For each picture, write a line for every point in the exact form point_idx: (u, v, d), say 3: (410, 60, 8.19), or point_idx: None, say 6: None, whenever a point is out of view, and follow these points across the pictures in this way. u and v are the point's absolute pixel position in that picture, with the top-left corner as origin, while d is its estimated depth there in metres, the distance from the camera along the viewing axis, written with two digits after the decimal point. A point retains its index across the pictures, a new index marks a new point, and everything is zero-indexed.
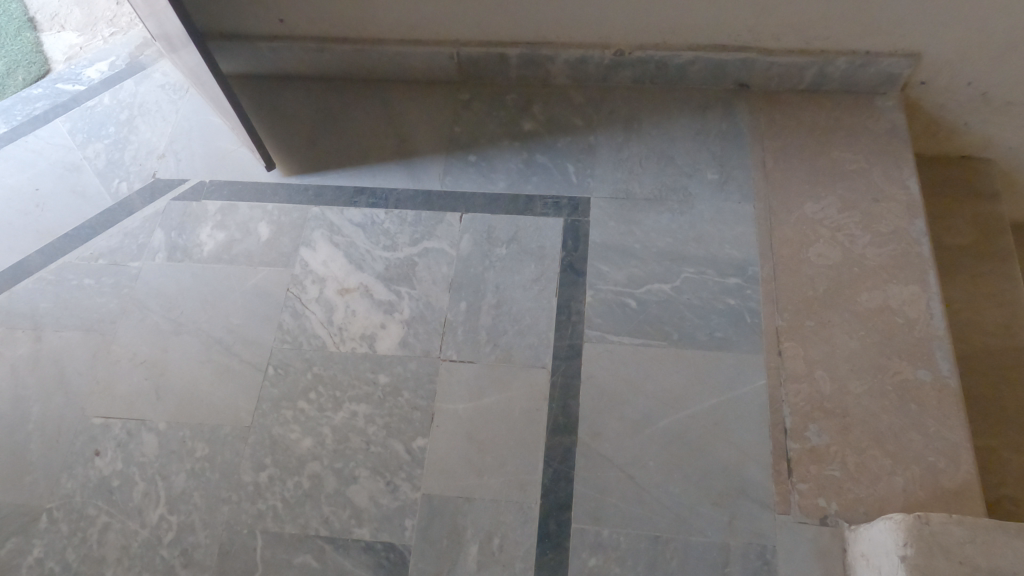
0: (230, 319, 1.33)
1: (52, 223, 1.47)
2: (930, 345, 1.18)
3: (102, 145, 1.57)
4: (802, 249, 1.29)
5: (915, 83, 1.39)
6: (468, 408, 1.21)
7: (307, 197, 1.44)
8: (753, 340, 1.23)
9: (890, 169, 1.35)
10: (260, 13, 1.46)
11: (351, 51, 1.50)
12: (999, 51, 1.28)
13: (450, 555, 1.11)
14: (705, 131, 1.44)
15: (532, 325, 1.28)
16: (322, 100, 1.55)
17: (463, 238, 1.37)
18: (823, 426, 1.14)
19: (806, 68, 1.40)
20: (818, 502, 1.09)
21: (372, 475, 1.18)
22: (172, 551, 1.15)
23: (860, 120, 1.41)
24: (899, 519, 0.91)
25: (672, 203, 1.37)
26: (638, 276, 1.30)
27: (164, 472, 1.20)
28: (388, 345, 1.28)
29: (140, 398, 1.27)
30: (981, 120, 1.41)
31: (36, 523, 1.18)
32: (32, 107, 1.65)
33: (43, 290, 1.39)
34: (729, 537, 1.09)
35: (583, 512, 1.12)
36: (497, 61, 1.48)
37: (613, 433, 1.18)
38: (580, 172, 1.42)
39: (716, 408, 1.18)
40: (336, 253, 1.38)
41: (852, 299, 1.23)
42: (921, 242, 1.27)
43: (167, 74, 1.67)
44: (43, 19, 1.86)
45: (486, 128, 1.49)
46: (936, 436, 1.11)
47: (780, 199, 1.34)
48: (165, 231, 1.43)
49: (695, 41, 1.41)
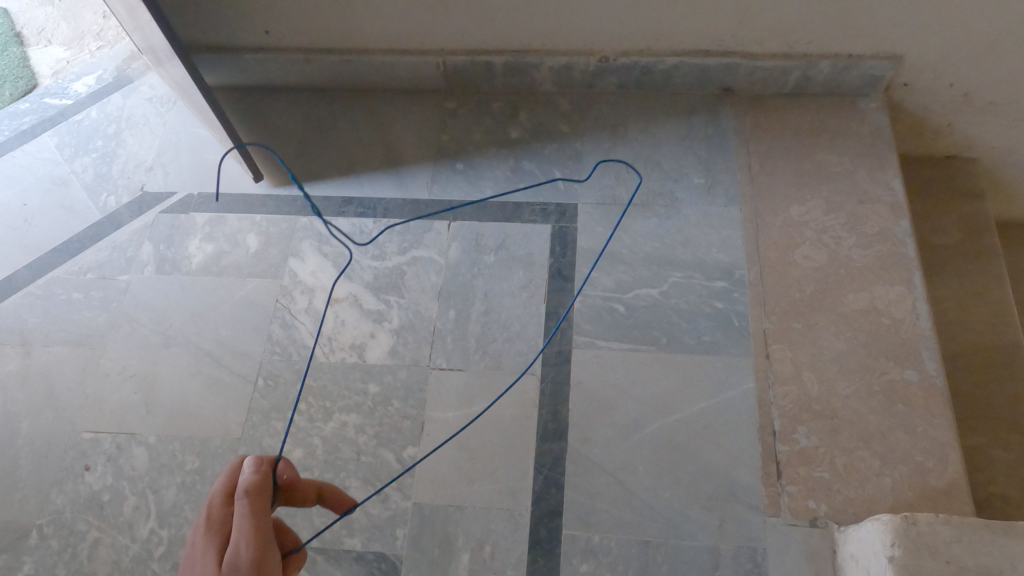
0: (219, 329, 1.33)
1: (40, 237, 1.47)
2: (916, 346, 1.19)
3: (89, 159, 1.57)
4: (788, 251, 1.30)
5: (897, 85, 1.40)
6: (458, 416, 1.21)
7: (296, 207, 1.45)
8: (741, 344, 1.23)
9: (875, 170, 1.36)
10: (246, 26, 1.46)
11: (337, 61, 1.51)
12: (981, 51, 1.28)
13: (441, 564, 1.11)
14: (690, 135, 1.45)
15: (520, 331, 1.28)
16: (309, 110, 1.56)
17: (451, 246, 1.37)
18: (811, 427, 1.14)
19: (789, 71, 1.41)
20: (808, 504, 1.09)
21: (363, 485, 1.18)
22: (163, 565, 1.14)
23: (844, 122, 1.42)
24: (886, 519, 0.92)
25: (658, 208, 1.38)
26: (625, 281, 1.31)
27: (155, 486, 1.20)
28: (378, 355, 1.28)
29: (130, 412, 1.27)
30: (964, 120, 1.42)
31: (26, 540, 1.18)
32: (19, 122, 1.65)
33: (31, 306, 1.39)
34: (719, 541, 1.09)
35: (574, 518, 1.13)
36: (482, 69, 1.49)
37: (603, 438, 1.18)
38: (567, 179, 1.43)
39: (705, 412, 1.18)
40: (325, 263, 1.38)
41: (838, 300, 1.24)
42: (906, 242, 1.28)
43: (154, 87, 1.67)
44: (30, 34, 1.86)
45: (474, 136, 1.49)
46: (923, 436, 1.12)
47: (765, 202, 1.35)
48: (153, 244, 1.43)
49: (679, 47, 1.41)
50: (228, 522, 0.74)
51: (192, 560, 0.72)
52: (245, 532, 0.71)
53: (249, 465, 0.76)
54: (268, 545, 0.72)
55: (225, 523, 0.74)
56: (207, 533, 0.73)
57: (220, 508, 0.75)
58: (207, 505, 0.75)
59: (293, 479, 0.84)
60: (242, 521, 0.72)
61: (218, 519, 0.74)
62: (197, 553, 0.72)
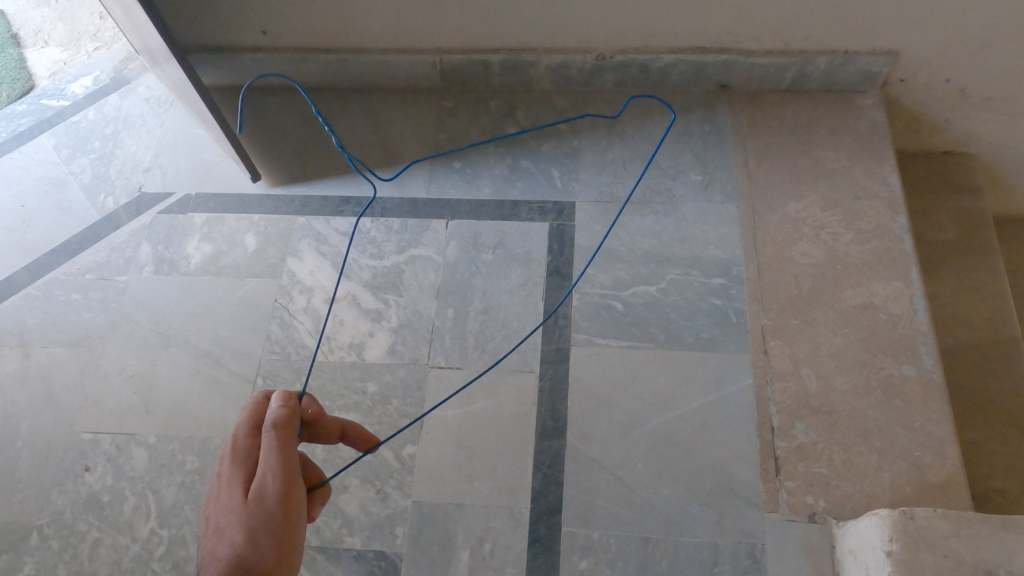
0: (217, 329, 1.33)
1: (39, 238, 1.47)
2: (914, 341, 1.19)
3: (87, 160, 1.57)
4: (785, 248, 1.30)
5: (894, 81, 1.40)
6: (457, 415, 1.22)
7: (294, 207, 1.45)
8: (739, 340, 1.23)
9: (872, 166, 1.36)
10: (243, 26, 1.46)
11: (333, 60, 1.51)
12: (977, 47, 1.28)
13: (441, 562, 1.11)
14: (687, 133, 1.45)
15: (519, 329, 1.28)
16: (307, 109, 1.56)
17: (449, 244, 1.38)
18: (810, 423, 1.15)
19: (785, 68, 1.41)
20: (806, 500, 1.10)
21: (363, 484, 1.18)
22: (163, 564, 1.14)
23: (840, 118, 1.42)
24: (884, 514, 0.92)
25: (656, 205, 1.38)
26: (623, 279, 1.31)
27: (155, 486, 1.20)
28: (377, 354, 1.28)
29: (130, 413, 1.27)
30: (961, 115, 1.42)
31: (27, 540, 1.18)
32: (17, 123, 1.65)
33: (30, 307, 1.39)
34: (718, 537, 1.10)
35: (573, 516, 1.13)
36: (479, 68, 1.49)
37: (602, 436, 1.18)
38: (564, 176, 1.43)
39: (703, 409, 1.19)
40: (323, 262, 1.38)
41: (835, 296, 1.24)
42: (903, 238, 1.28)
43: (151, 87, 1.67)
44: (27, 35, 1.86)
45: (471, 134, 1.49)
46: (921, 431, 1.12)
47: (763, 198, 1.35)
48: (152, 244, 1.44)
49: (676, 45, 1.41)
50: (254, 450, 0.79)
51: (221, 487, 0.77)
52: (272, 464, 0.75)
53: (276, 400, 0.79)
54: (292, 478, 0.75)
55: (251, 452, 0.78)
56: (234, 461, 0.77)
57: (246, 439, 0.79)
58: (234, 436, 0.79)
59: (318, 414, 0.86)
60: (268, 452, 0.76)
61: (245, 448, 0.78)
62: (224, 481, 0.77)
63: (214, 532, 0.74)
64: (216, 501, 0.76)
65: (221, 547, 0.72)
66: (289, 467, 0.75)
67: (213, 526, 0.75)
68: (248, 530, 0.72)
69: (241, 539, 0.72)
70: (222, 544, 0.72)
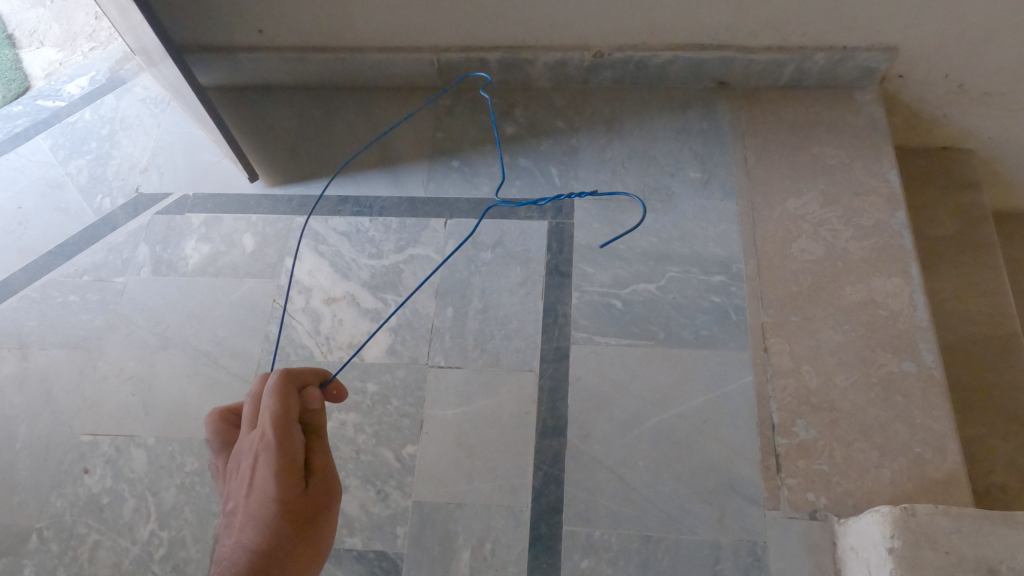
0: (216, 330, 1.33)
1: (36, 240, 1.47)
2: (914, 337, 1.19)
3: (84, 161, 1.57)
4: (785, 245, 1.30)
5: (892, 76, 1.40)
6: (457, 414, 1.21)
7: (292, 207, 1.44)
8: (739, 338, 1.23)
9: (872, 162, 1.36)
10: (240, 25, 1.45)
11: (331, 59, 1.50)
12: (975, 42, 1.28)
13: (442, 562, 1.11)
14: (686, 130, 1.45)
15: (519, 328, 1.28)
16: (304, 109, 1.55)
17: (448, 244, 1.37)
18: (810, 420, 1.14)
19: (783, 64, 1.41)
20: (807, 497, 1.10)
21: (363, 484, 1.18)
22: (163, 566, 1.14)
23: (839, 115, 1.42)
24: (886, 511, 0.92)
25: (655, 202, 1.38)
26: (623, 277, 1.31)
27: (154, 488, 1.20)
28: (376, 354, 1.28)
29: (129, 414, 1.27)
30: (960, 111, 1.41)
31: (26, 543, 1.18)
32: (13, 125, 1.64)
33: (28, 309, 1.39)
34: (719, 535, 1.09)
35: (574, 514, 1.13)
36: (477, 65, 1.49)
37: (603, 434, 1.18)
38: (563, 174, 1.43)
39: (704, 406, 1.18)
40: (322, 262, 1.38)
41: (836, 293, 1.24)
42: (903, 234, 1.28)
43: (148, 87, 1.66)
44: (22, 36, 1.85)
45: (469, 133, 1.49)
46: (922, 427, 1.12)
47: (762, 195, 1.35)
48: (149, 245, 1.43)
49: (674, 42, 1.41)
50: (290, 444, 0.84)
51: (264, 477, 0.81)
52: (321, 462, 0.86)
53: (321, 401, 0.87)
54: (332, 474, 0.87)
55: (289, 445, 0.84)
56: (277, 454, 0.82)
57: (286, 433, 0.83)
58: (277, 427, 0.82)
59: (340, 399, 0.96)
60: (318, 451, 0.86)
61: (286, 440, 0.83)
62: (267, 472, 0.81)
63: (257, 522, 0.81)
64: (255, 490, 0.82)
65: (271, 539, 0.80)
66: (332, 466, 0.87)
67: (250, 513, 0.81)
68: (302, 523, 0.82)
69: (294, 531, 0.82)
70: (271, 535, 0.80)
